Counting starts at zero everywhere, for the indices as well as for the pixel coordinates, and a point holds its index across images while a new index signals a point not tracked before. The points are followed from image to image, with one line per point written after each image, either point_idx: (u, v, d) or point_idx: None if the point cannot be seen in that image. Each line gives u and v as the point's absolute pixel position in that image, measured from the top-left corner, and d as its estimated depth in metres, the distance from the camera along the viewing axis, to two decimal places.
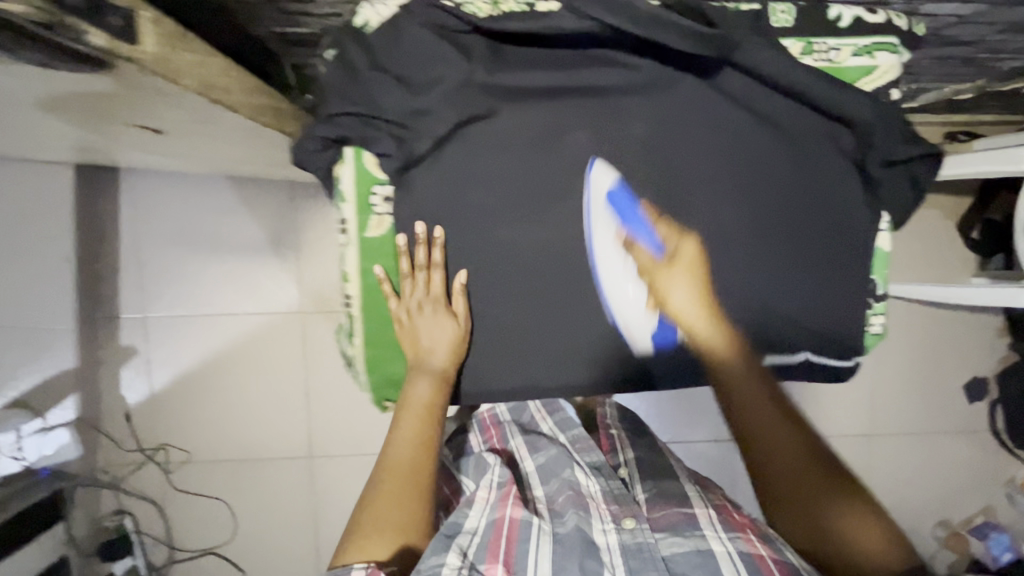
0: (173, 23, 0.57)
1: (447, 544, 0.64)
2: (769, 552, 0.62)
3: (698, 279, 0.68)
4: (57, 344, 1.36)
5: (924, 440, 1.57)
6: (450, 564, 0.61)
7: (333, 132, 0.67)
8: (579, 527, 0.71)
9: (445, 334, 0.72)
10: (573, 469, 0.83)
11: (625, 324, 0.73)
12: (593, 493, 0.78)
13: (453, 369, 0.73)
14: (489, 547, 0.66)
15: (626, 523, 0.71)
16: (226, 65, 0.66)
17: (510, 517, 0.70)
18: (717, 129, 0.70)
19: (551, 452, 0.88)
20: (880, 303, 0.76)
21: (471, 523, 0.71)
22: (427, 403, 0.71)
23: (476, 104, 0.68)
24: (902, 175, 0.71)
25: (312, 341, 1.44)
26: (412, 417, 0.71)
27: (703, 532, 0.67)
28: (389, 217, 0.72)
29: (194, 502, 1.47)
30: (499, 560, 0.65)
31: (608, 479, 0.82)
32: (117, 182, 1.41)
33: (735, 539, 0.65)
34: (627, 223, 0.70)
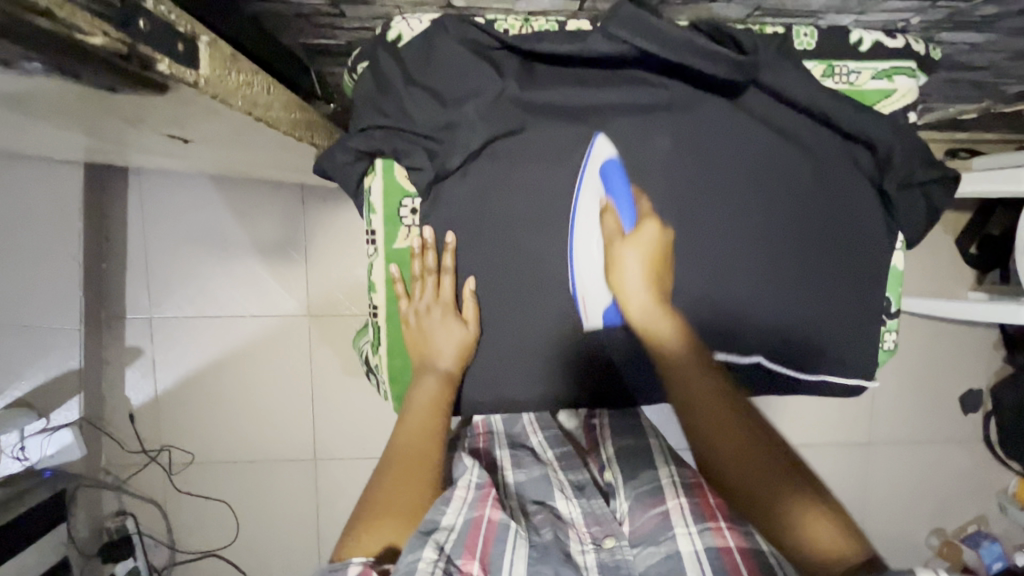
0: (228, 47, 0.58)
1: (424, 539, 0.55)
2: (738, 544, 0.57)
3: (657, 260, 0.69)
4: (61, 343, 1.37)
5: (920, 449, 1.60)
6: (427, 558, 0.53)
7: (366, 145, 0.70)
8: (557, 539, 0.64)
9: (453, 335, 0.72)
10: (558, 491, 0.73)
11: (582, 296, 0.73)
12: (573, 518, 0.70)
13: (459, 370, 0.73)
14: (466, 543, 0.58)
15: (605, 543, 0.66)
16: (269, 83, 0.68)
17: (489, 519, 0.61)
18: (741, 149, 0.72)
19: (535, 471, 0.77)
20: (892, 321, 0.79)
21: (449, 519, 0.60)
22: (436, 399, 0.70)
23: (506, 119, 0.69)
24: (919, 196, 0.74)
25: (320, 344, 1.44)
26: (418, 411, 0.69)
27: (673, 531, 0.62)
28: (416, 229, 0.75)
29: (196, 503, 1.46)
30: (476, 557, 0.57)
31: (591, 501, 0.73)
32: (127, 182, 1.40)
33: (705, 531, 0.60)
34: (609, 193, 0.70)
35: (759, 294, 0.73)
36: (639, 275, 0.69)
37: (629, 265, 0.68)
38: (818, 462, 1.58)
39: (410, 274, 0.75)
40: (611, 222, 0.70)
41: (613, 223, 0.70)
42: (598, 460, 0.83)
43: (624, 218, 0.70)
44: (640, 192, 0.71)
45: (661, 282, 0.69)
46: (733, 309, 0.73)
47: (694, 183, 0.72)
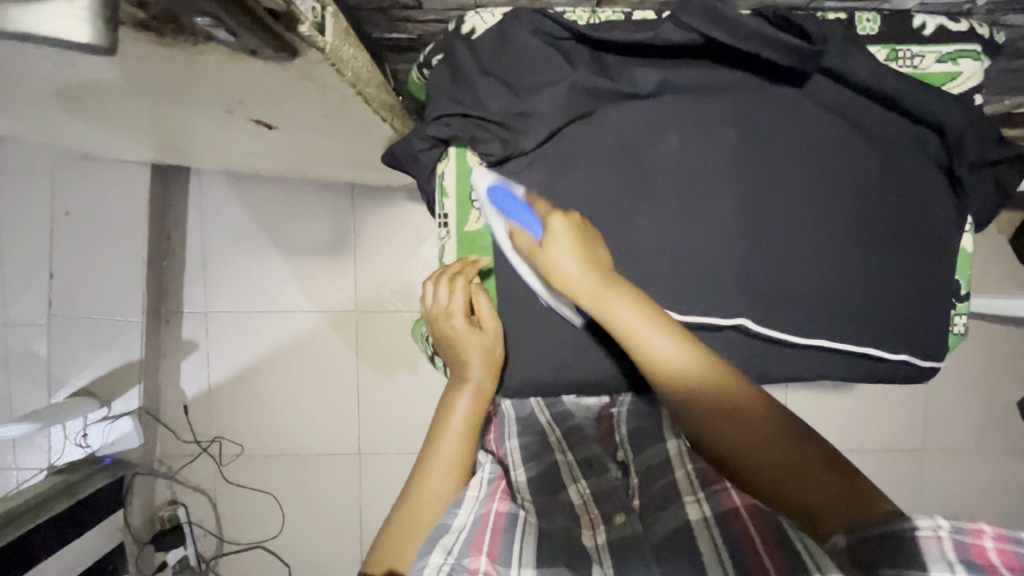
0: (344, 21, 0.62)
1: (431, 545, 0.54)
2: (747, 503, 0.54)
3: (580, 244, 0.63)
4: (124, 335, 1.41)
5: (978, 457, 1.55)
6: (432, 564, 0.51)
7: (441, 131, 0.73)
8: (568, 526, 0.60)
9: (480, 348, 0.73)
10: (566, 478, 0.70)
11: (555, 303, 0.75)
12: (583, 503, 0.65)
13: (489, 383, 0.74)
14: (472, 540, 0.54)
15: (616, 519, 0.62)
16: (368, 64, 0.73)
17: (498, 511, 0.58)
18: (809, 132, 0.73)
19: (546, 460, 0.72)
20: (964, 303, 0.78)
21: (460, 521, 0.58)
22: (466, 424, 0.70)
23: (577, 103, 0.71)
24: (988, 178, 0.74)
25: (367, 337, 1.48)
26: (451, 438, 0.69)
27: (683, 500, 0.60)
28: (486, 211, 0.76)
29: (245, 495, 1.50)
30: (485, 552, 0.53)
31: (600, 480, 0.69)
32: (188, 183, 1.47)
33: (712, 496, 0.58)
34: (512, 210, 0.68)
35: (824, 277, 0.74)
36: (572, 261, 0.62)
37: (558, 258, 0.62)
38: (866, 469, 1.55)
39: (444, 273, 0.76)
40: (523, 240, 0.66)
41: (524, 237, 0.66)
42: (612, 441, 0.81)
43: (532, 227, 0.66)
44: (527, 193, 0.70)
45: (599, 263, 0.63)
46: (799, 290, 0.74)
47: (759, 167, 0.73)
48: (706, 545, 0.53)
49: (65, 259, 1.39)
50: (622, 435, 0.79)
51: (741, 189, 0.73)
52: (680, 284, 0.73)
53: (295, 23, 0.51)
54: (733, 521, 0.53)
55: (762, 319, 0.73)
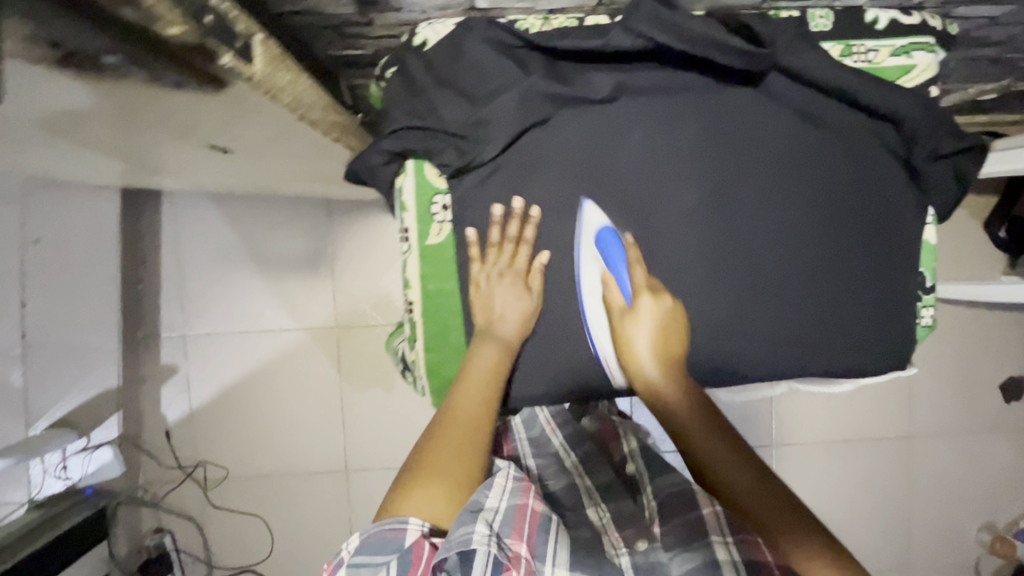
0: (275, 45, 0.61)
1: (473, 515, 0.56)
2: (778, 560, 0.57)
3: (661, 323, 0.70)
4: (100, 363, 1.40)
5: (965, 441, 1.56)
6: (479, 532, 0.54)
7: (396, 146, 0.71)
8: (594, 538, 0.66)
9: (519, 306, 0.72)
10: (587, 500, 0.75)
11: (605, 358, 0.74)
12: (604, 525, 0.70)
13: (519, 342, 0.72)
14: (513, 524, 0.58)
15: (637, 545, 0.66)
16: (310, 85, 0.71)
17: (533, 509, 0.62)
18: (768, 129, 0.72)
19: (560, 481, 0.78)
20: (930, 295, 0.78)
21: (493, 502, 0.60)
22: (493, 368, 0.69)
23: (534, 113, 0.69)
24: (948, 169, 0.73)
25: (349, 355, 1.47)
26: (475, 379, 0.68)
27: (709, 538, 0.62)
28: (448, 225, 0.75)
29: (232, 519, 1.48)
30: (524, 539, 0.58)
31: (617, 504, 0.74)
32: (159, 206, 1.46)
33: (742, 544, 0.59)
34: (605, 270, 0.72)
35: (789, 274, 0.74)
36: (649, 341, 0.69)
37: (638, 335, 0.69)
38: (855, 459, 1.55)
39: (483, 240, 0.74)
40: (612, 297, 0.71)
41: (614, 296, 0.72)
42: (619, 452, 0.85)
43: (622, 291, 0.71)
44: (631, 242, 0.72)
45: (670, 352, 0.70)
46: (763, 290, 0.74)
47: (720, 166, 0.72)
48: None
49: None
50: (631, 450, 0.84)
51: (708, 188, 0.72)
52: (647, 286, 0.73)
53: (214, 55, 0.50)
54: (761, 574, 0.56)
55: (727, 321, 0.73)
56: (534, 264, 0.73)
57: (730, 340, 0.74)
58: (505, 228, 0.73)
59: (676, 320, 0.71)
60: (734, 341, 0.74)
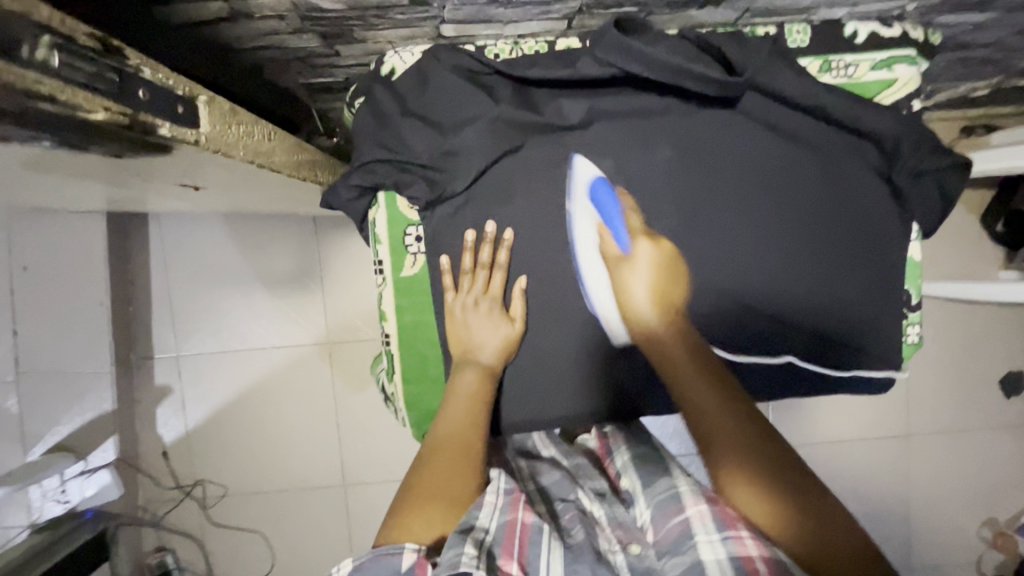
0: (225, 101, 0.60)
1: (462, 537, 0.55)
2: (763, 555, 0.53)
3: (659, 272, 0.69)
4: (95, 386, 1.40)
5: (964, 437, 1.55)
6: (468, 553, 0.52)
7: (367, 179, 0.70)
8: (588, 537, 0.62)
9: (498, 333, 0.71)
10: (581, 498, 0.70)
11: (603, 315, 0.72)
12: (598, 518, 0.68)
13: (500, 366, 0.72)
14: (504, 544, 0.57)
15: (631, 547, 0.63)
16: (267, 130, 0.70)
17: (524, 523, 0.58)
18: (746, 148, 0.71)
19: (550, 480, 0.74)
20: (915, 312, 0.77)
21: (483, 523, 0.58)
22: (477, 393, 0.69)
23: (506, 140, 0.69)
24: (930, 185, 0.72)
25: (341, 371, 1.47)
26: (458, 406, 0.68)
27: (695, 539, 0.58)
28: (422, 256, 0.74)
29: (232, 536, 1.49)
30: (515, 559, 0.56)
31: (613, 508, 0.70)
32: (147, 227, 1.45)
33: (728, 540, 0.55)
34: (604, 217, 0.70)
35: (771, 296, 0.73)
36: (649, 285, 0.68)
37: (638, 276, 0.68)
38: (854, 458, 1.55)
39: (458, 267, 0.73)
40: (608, 245, 0.70)
41: (610, 245, 0.70)
42: (613, 469, 0.78)
43: (621, 238, 0.70)
44: (625, 192, 0.71)
45: (670, 297, 0.69)
46: (744, 313, 0.73)
47: (696, 189, 0.71)
48: None
49: None
50: (623, 462, 0.77)
51: (686, 212, 0.72)
52: None
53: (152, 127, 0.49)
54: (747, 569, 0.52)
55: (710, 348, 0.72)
56: (514, 289, 0.72)
57: None
58: (478, 253, 0.72)
59: (678, 272, 0.70)
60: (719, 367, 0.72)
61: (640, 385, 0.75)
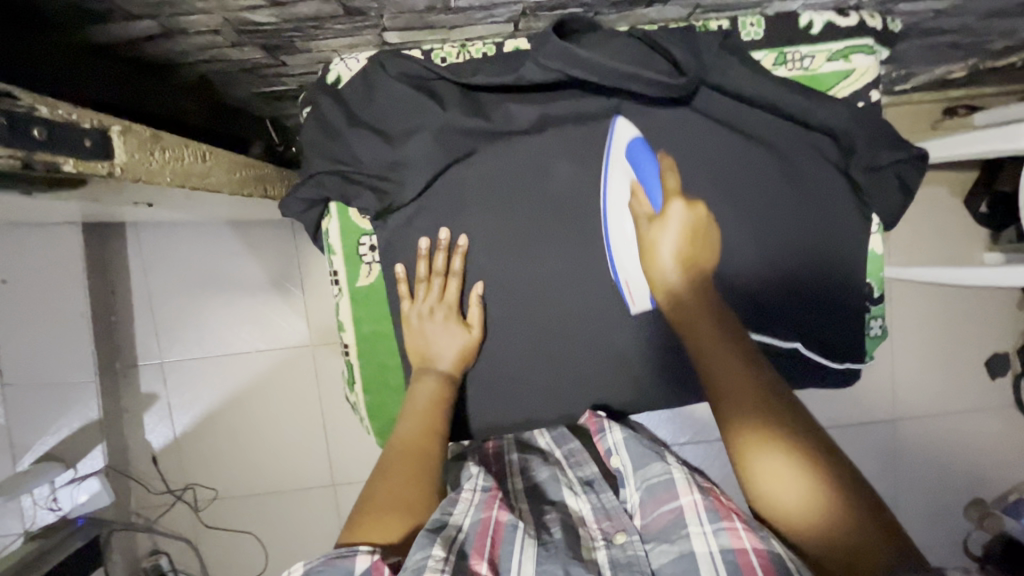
0: (144, 128, 0.63)
1: (432, 537, 0.54)
2: (756, 546, 0.54)
3: (690, 234, 0.68)
4: (79, 396, 1.40)
5: (950, 419, 1.55)
6: (436, 556, 0.52)
7: (320, 192, 0.70)
8: (567, 538, 0.61)
9: (455, 340, 0.73)
10: (568, 493, 0.69)
11: (626, 283, 0.74)
12: (583, 516, 0.66)
13: (459, 373, 0.74)
14: (475, 543, 0.56)
15: (616, 539, 0.62)
16: (202, 151, 0.76)
17: (497, 520, 0.60)
18: (699, 148, 0.71)
19: (542, 474, 0.72)
20: (879, 306, 0.76)
21: (457, 519, 0.59)
22: (435, 399, 0.70)
23: (454, 148, 0.70)
24: (889, 177, 0.70)
25: (326, 372, 1.48)
26: (416, 412, 0.69)
27: (687, 529, 0.59)
28: (377, 265, 0.75)
29: (226, 537, 1.51)
30: (485, 557, 0.56)
31: (601, 497, 0.68)
32: (125, 235, 1.45)
33: (720, 531, 0.57)
34: (640, 173, 0.70)
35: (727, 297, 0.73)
36: (674, 249, 0.68)
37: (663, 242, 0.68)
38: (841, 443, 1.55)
39: (414, 277, 0.74)
40: (640, 205, 0.70)
41: (644, 207, 0.70)
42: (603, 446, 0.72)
43: (652, 199, 0.70)
44: (671, 174, 0.70)
45: (695, 257, 0.69)
46: None
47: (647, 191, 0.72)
48: None
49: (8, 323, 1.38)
50: (615, 441, 0.71)
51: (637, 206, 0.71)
52: (580, 313, 0.76)
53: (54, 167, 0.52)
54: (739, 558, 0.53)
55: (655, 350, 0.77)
56: (471, 296, 0.74)
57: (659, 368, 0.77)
58: (433, 261, 0.73)
59: (703, 231, 0.70)
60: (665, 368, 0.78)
61: (597, 380, 0.78)
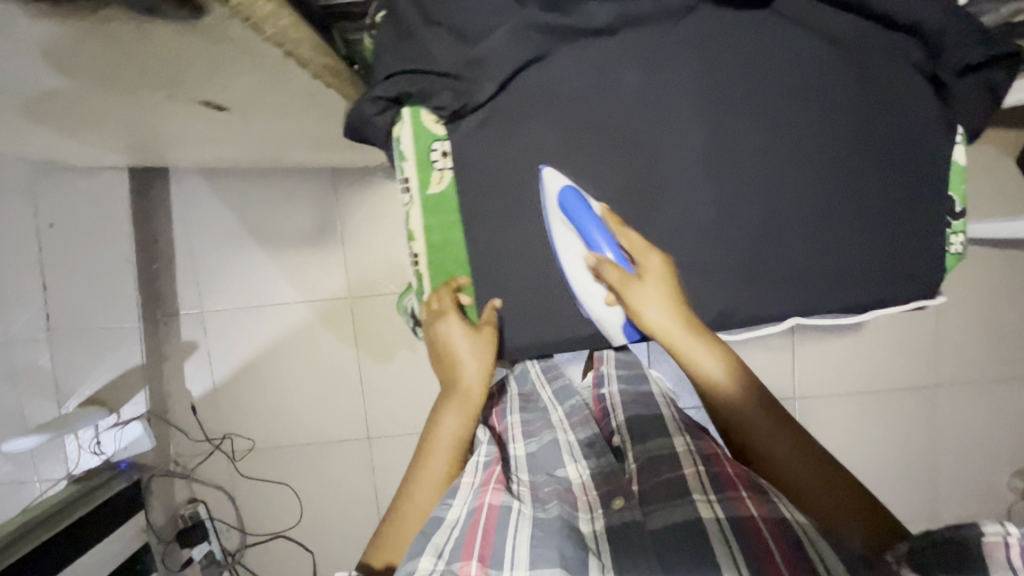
0: None
1: (421, 550, 0.61)
2: (761, 512, 0.60)
3: (669, 288, 0.67)
4: (123, 342, 1.45)
5: (996, 387, 1.51)
6: (421, 569, 0.59)
7: (391, 92, 0.69)
8: (562, 514, 0.67)
9: (472, 357, 0.74)
10: (568, 457, 0.79)
11: (600, 322, 0.72)
12: (582, 484, 0.74)
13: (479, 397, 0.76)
14: (463, 544, 0.61)
15: (615, 504, 0.68)
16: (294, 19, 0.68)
17: (490, 504, 0.66)
18: (781, 53, 0.68)
19: (544, 440, 0.83)
20: (960, 222, 0.77)
21: (454, 514, 0.67)
22: (455, 437, 0.76)
23: (529, 46, 0.66)
24: (979, 86, 0.69)
25: (363, 324, 1.47)
26: (441, 453, 0.75)
27: (693, 498, 0.65)
28: (449, 171, 0.74)
29: (262, 488, 1.52)
30: (474, 554, 0.60)
31: (599, 461, 0.78)
32: (167, 182, 1.46)
33: (724, 501, 0.63)
34: (580, 229, 0.68)
35: (807, 209, 0.71)
36: (663, 313, 0.66)
37: (650, 302, 0.66)
38: (879, 408, 1.52)
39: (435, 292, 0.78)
40: (614, 274, 0.67)
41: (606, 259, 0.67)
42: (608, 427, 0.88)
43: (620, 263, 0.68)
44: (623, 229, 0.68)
45: (683, 313, 0.67)
46: (778, 232, 0.71)
47: (725, 98, 0.69)
48: (721, 543, 0.58)
49: (56, 269, 1.42)
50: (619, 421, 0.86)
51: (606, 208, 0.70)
52: (650, 231, 0.71)
53: None
54: (750, 531, 0.58)
55: (731, 269, 0.72)
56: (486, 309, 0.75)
57: (734, 290, 0.72)
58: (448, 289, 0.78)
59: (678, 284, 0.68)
60: (742, 293, 0.72)
61: None
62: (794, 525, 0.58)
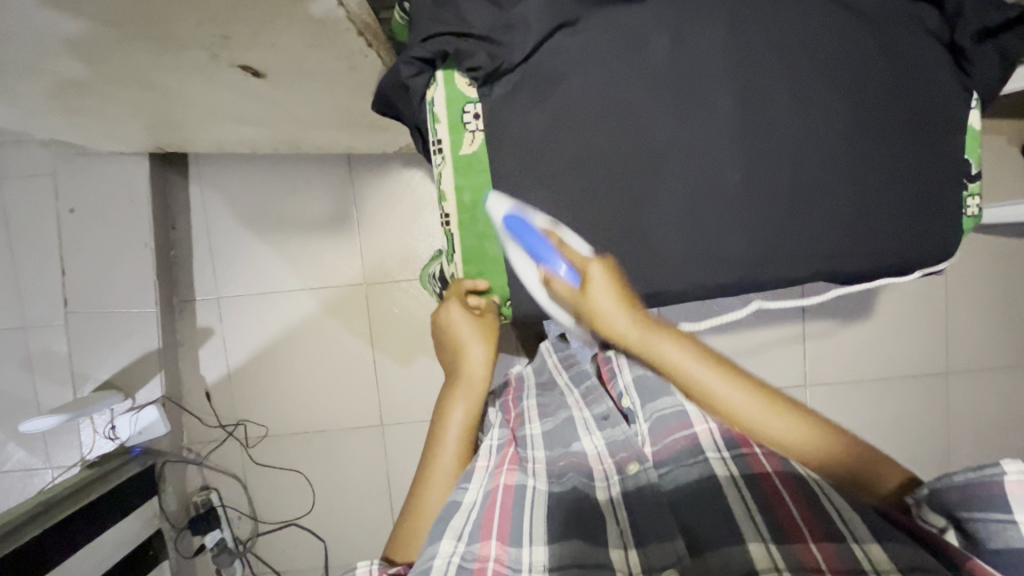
0: None
1: (441, 533, 0.60)
2: (775, 467, 0.61)
3: (612, 287, 0.73)
4: (139, 326, 1.43)
5: (1004, 374, 1.53)
6: (443, 552, 0.57)
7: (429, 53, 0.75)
8: (577, 489, 0.68)
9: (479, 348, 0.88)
10: (582, 432, 0.79)
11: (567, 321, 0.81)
12: (598, 454, 0.75)
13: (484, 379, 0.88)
14: (482, 526, 0.61)
15: (630, 468, 0.68)
16: None
17: (506, 485, 0.68)
18: (800, 19, 0.72)
19: (560, 418, 0.83)
20: (976, 183, 0.82)
21: (471, 496, 0.67)
22: (465, 417, 0.83)
23: (562, 12, 0.70)
24: (994, 51, 0.74)
25: (378, 310, 1.49)
26: (453, 434, 0.81)
27: (705, 455, 0.66)
28: (480, 133, 0.80)
29: (274, 475, 1.52)
30: (494, 534, 0.60)
31: (613, 429, 0.77)
32: (186, 169, 1.48)
33: (740, 459, 0.64)
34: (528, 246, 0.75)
35: (831, 169, 0.73)
36: (611, 306, 0.73)
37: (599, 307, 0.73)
38: (890, 396, 1.53)
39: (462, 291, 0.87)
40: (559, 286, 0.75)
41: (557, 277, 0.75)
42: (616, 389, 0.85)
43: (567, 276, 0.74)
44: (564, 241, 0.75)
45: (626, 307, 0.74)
46: (804, 190, 0.73)
47: (749, 61, 0.71)
48: (742, 507, 0.58)
49: (74, 254, 1.42)
50: (627, 383, 0.83)
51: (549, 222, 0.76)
52: (680, 191, 0.73)
53: None
54: (765, 486, 0.60)
55: (757, 227, 0.73)
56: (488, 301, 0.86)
57: (761, 248, 0.74)
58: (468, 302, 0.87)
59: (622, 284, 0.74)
60: (769, 251, 0.74)
61: (694, 262, 0.74)
62: (810, 482, 0.59)
